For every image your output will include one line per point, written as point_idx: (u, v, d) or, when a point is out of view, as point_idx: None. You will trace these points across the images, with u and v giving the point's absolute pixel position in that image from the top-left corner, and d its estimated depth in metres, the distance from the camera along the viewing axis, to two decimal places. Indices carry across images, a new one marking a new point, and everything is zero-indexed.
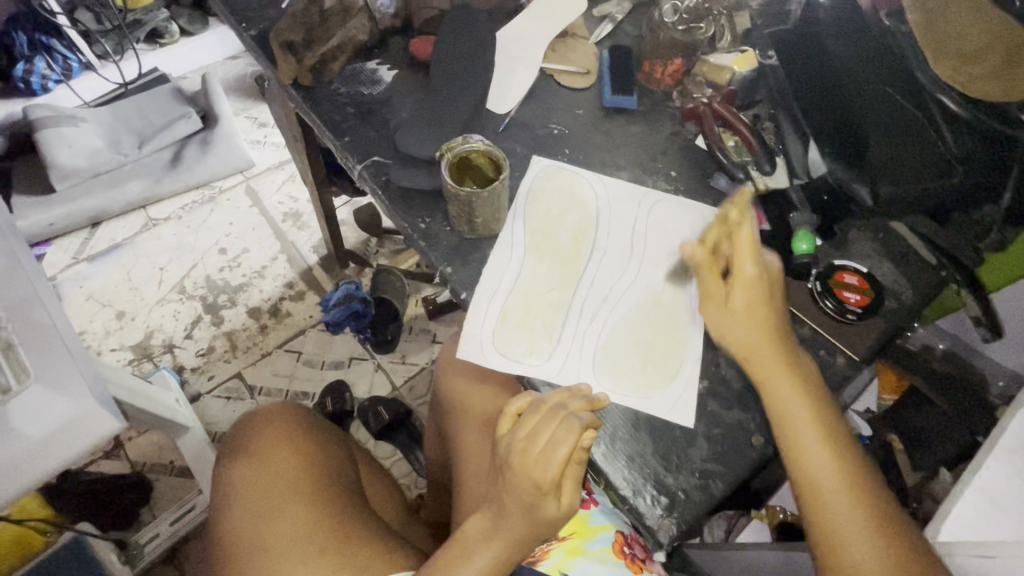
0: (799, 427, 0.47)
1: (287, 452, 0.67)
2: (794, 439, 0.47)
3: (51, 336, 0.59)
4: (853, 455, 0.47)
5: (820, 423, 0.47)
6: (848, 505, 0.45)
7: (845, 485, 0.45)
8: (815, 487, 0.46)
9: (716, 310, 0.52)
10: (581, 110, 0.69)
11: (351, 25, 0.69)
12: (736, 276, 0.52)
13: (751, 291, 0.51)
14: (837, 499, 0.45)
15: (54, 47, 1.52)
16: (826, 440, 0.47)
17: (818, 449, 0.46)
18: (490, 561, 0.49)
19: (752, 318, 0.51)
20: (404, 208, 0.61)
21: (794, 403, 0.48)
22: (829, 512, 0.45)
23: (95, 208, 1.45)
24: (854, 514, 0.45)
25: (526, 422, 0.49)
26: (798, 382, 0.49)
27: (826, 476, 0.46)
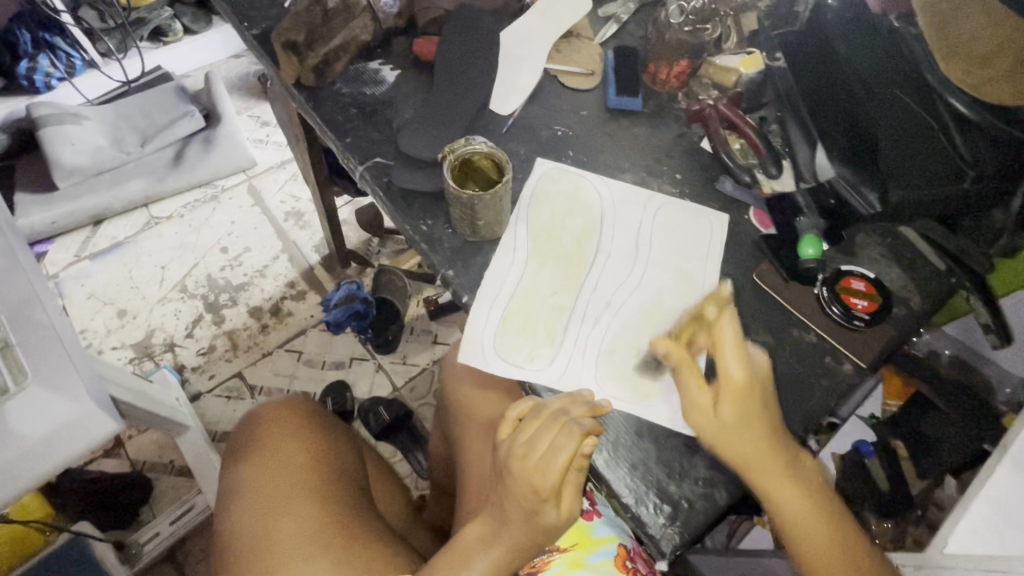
0: (773, 480, 0.46)
1: (300, 448, 0.67)
2: (771, 490, 0.47)
3: (50, 336, 0.59)
4: (818, 483, 0.48)
5: (791, 467, 0.47)
6: (823, 537, 0.46)
7: (818, 518, 0.47)
8: (787, 520, 0.47)
9: (712, 423, 0.47)
10: (585, 112, 0.68)
11: (354, 25, 0.69)
12: (724, 383, 0.47)
13: (741, 403, 0.47)
14: (813, 535, 0.46)
15: (57, 45, 1.53)
16: (795, 482, 0.47)
17: (791, 492, 0.47)
18: (489, 567, 0.49)
19: (740, 424, 0.47)
20: (406, 210, 0.60)
21: (767, 458, 0.47)
22: (808, 548, 0.46)
23: (97, 206, 1.45)
24: (828, 543, 0.46)
25: (527, 427, 0.49)
26: (771, 440, 0.47)
27: (801, 514, 0.46)
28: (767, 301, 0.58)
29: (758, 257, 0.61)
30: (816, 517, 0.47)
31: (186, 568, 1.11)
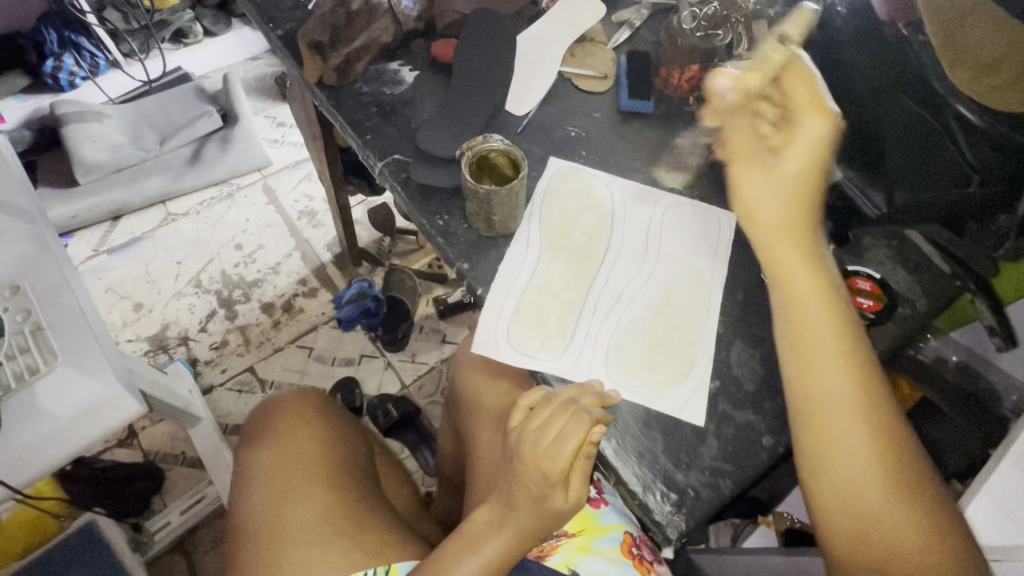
0: (809, 325, 0.48)
1: (307, 437, 0.69)
2: (804, 333, 0.48)
3: (77, 320, 0.61)
4: (867, 361, 0.47)
5: (837, 325, 0.48)
6: (850, 408, 0.46)
7: (851, 386, 0.46)
8: (802, 326, 0.49)
9: (755, 179, 0.52)
10: (598, 114, 0.70)
11: (375, 27, 0.71)
12: (795, 132, 0.50)
13: (797, 150, 0.50)
14: (839, 396, 0.46)
15: (82, 44, 1.57)
16: (838, 340, 0.47)
17: (828, 346, 0.47)
18: (497, 550, 0.50)
19: (782, 188, 0.51)
20: (422, 205, 0.62)
21: (805, 299, 0.49)
22: (825, 407, 0.46)
23: (116, 201, 1.48)
24: (848, 379, 0.46)
25: (537, 415, 0.50)
26: (808, 258, 0.50)
27: (833, 371, 0.46)
28: None
29: None
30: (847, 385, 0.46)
31: (195, 558, 1.12)
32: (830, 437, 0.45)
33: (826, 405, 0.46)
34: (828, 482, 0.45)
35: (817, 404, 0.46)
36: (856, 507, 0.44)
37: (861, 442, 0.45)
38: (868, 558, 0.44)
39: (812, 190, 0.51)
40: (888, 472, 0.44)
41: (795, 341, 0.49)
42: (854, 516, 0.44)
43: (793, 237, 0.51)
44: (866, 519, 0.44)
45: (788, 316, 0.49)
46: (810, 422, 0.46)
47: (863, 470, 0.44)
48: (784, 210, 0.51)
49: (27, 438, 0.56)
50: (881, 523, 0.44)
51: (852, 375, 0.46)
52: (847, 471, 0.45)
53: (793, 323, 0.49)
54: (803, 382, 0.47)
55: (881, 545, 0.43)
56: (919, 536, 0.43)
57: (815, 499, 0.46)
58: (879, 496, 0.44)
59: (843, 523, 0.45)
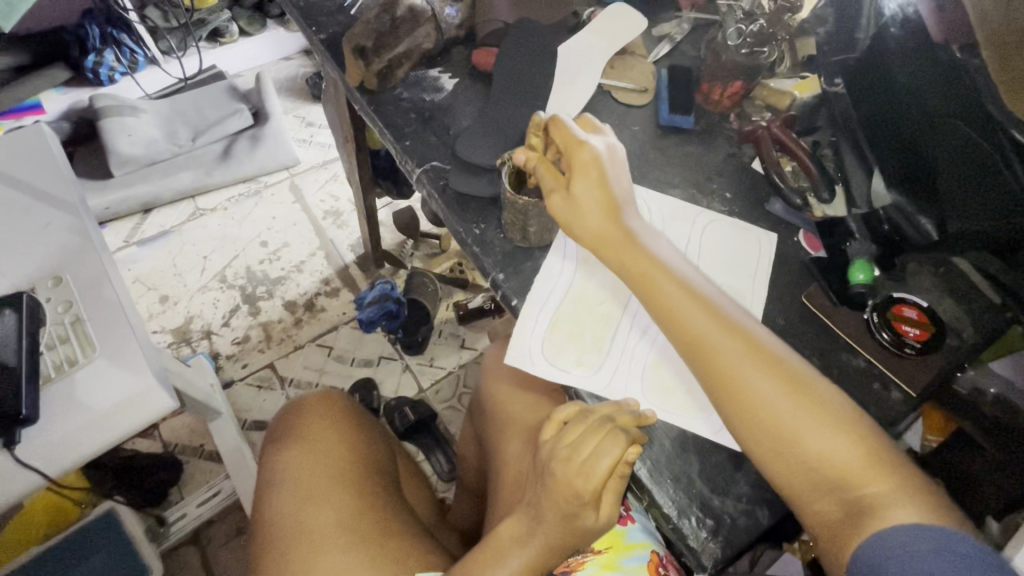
0: (674, 303, 0.48)
1: (336, 440, 0.69)
2: (673, 315, 0.47)
3: (117, 312, 0.62)
4: (736, 318, 0.47)
5: (695, 295, 0.48)
6: (765, 385, 0.43)
7: (736, 348, 0.45)
8: (685, 329, 0.47)
9: (563, 202, 0.52)
10: (637, 127, 0.70)
11: (418, 34, 0.71)
12: (574, 165, 0.52)
13: (585, 178, 0.51)
14: (730, 365, 0.44)
15: (123, 40, 1.60)
16: (703, 307, 0.47)
17: (697, 316, 0.47)
18: (523, 565, 0.49)
19: (586, 198, 0.51)
20: (459, 213, 0.62)
21: (660, 275, 0.49)
22: (728, 377, 0.44)
23: (148, 194, 1.51)
24: (750, 361, 0.44)
25: (571, 431, 0.49)
26: (638, 247, 0.50)
27: (714, 340, 0.45)
28: (813, 322, 0.58)
29: (806, 278, 0.61)
30: (736, 349, 0.45)
31: (210, 551, 1.13)
32: (750, 404, 0.43)
33: (726, 376, 0.44)
34: (767, 452, 0.43)
35: (717, 378, 0.45)
36: (803, 463, 0.41)
37: (795, 416, 0.42)
38: (845, 513, 0.40)
39: (615, 199, 0.52)
40: (816, 415, 0.42)
41: (670, 327, 0.47)
42: (807, 474, 0.41)
43: (625, 234, 0.51)
44: (817, 475, 0.41)
45: (653, 299, 0.49)
46: (721, 396, 0.45)
47: (793, 426, 0.42)
48: (601, 225, 0.51)
49: (64, 428, 0.57)
50: (836, 469, 0.41)
51: (735, 340, 0.45)
52: (777, 430, 0.42)
53: (662, 309, 0.48)
54: (696, 360, 0.46)
55: (847, 491, 0.40)
56: (877, 465, 0.40)
57: (768, 468, 0.43)
58: (816, 442, 0.41)
59: (807, 488, 0.41)
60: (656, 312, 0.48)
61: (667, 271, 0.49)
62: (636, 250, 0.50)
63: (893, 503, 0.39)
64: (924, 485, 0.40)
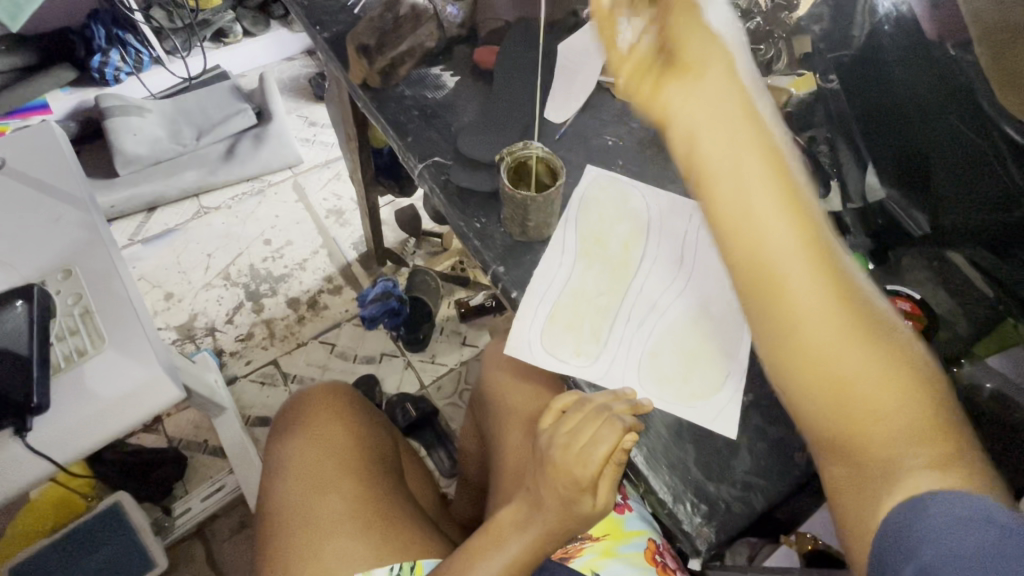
0: (754, 208, 0.38)
1: (341, 430, 0.70)
2: (746, 224, 0.38)
3: (125, 306, 0.63)
4: (801, 196, 0.38)
5: (788, 199, 0.37)
6: (812, 282, 0.36)
7: (791, 232, 0.37)
8: (735, 189, 0.38)
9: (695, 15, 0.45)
10: (635, 124, 0.71)
11: (420, 32, 0.73)
12: None
13: None
14: (781, 259, 0.37)
15: (128, 41, 1.61)
16: (764, 174, 0.38)
17: (781, 223, 0.37)
18: (522, 550, 0.50)
19: (699, 26, 0.44)
20: (461, 208, 0.63)
21: (718, 125, 0.40)
22: (772, 268, 0.37)
23: (153, 193, 1.53)
24: (804, 256, 0.36)
25: (569, 419, 0.50)
26: (744, 120, 0.39)
27: (767, 219, 0.37)
28: None
29: None
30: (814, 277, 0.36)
31: (214, 546, 1.14)
32: (788, 306, 0.36)
33: (774, 272, 0.37)
34: (807, 390, 0.37)
35: (776, 306, 0.37)
36: (839, 387, 0.36)
37: (838, 332, 0.36)
38: (868, 458, 0.35)
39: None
40: (864, 341, 0.36)
41: (735, 238, 0.38)
42: (835, 401, 0.36)
43: (726, 102, 0.40)
44: (863, 428, 0.35)
45: (703, 151, 0.40)
46: (760, 294, 0.38)
47: (851, 371, 0.35)
48: (710, 82, 0.41)
49: (73, 417, 0.58)
50: (873, 405, 0.35)
51: (816, 259, 0.36)
52: (815, 348, 0.36)
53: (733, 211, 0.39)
54: (758, 281, 0.38)
55: (875, 433, 0.35)
56: (930, 436, 0.34)
57: (790, 387, 0.38)
58: (857, 368, 0.35)
59: (843, 439, 0.36)
60: (701, 172, 0.40)
61: (763, 162, 0.38)
62: (722, 126, 0.39)
63: (925, 458, 0.34)
64: (967, 445, 0.34)
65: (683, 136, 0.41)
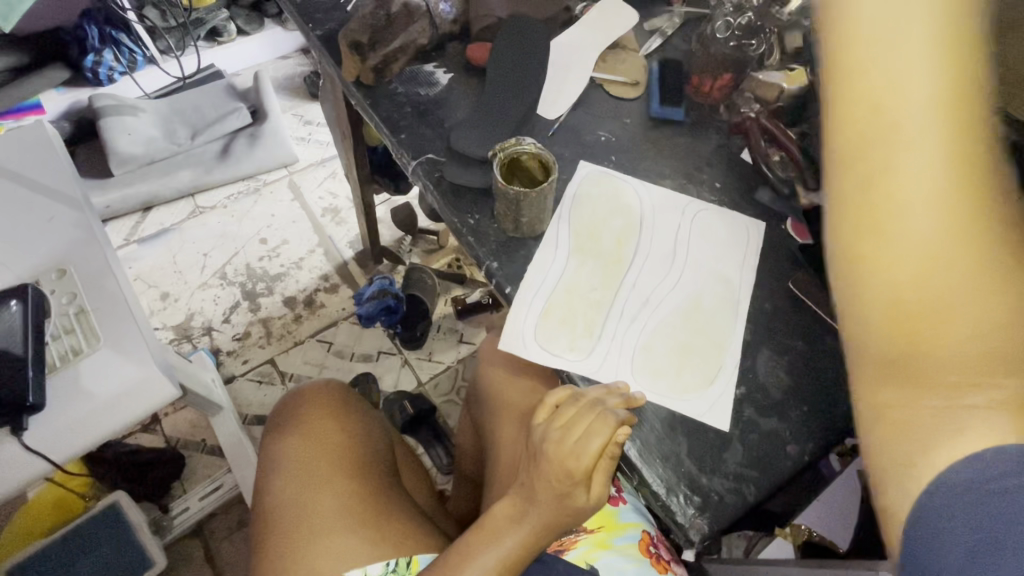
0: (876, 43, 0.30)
1: (335, 428, 0.70)
2: (858, 56, 0.30)
3: (119, 305, 0.63)
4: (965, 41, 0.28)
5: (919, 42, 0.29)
6: (923, 153, 0.28)
7: (920, 84, 0.28)
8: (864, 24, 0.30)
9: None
10: (628, 120, 0.71)
11: (413, 29, 0.73)
12: None
13: None
14: (896, 117, 0.29)
15: (121, 40, 1.61)
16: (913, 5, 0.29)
17: (915, 70, 0.28)
18: (516, 544, 0.50)
19: None
20: (454, 204, 0.64)
21: None
22: (877, 124, 0.29)
23: (149, 192, 1.53)
24: (933, 114, 0.28)
25: (563, 413, 0.50)
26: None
27: (896, 61, 0.29)
28: (803, 309, 0.58)
29: (794, 265, 0.62)
30: (937, 133, 0.28)
31: (212, 545, 1.14)
32: (884, 175, 0.29)
33: (879, 127, 0.29)
34: (866, 268, 0.30)
35: (860, 152, 0.30)
36: (912, 284, 0.29)
37: (938, 216, 0.28)
38: (913, 378, 0.29)
39: None
40: (966, 242, 0.28)
41: (858, 69, 0.30)
42: (904, 302, 0.29)
43: None
44: (929, 327, 0.28)
45: None
46: (854, 154, 0.30)
47: (925, 254, 0.28)
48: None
49: (69, 416, 0.58)
50: (949, 321, 0.28)
51: (946, 110, 0.28)
52: (896, 228, 0.29)
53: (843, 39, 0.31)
54: (861, 126, 0.30)
55: (942, 354, 0.28)
56: (1016, 363, 0.27)
57: (844, 269, 0.31)
58: (945, 269, 0.28)
59: (899, 334, 0.29)
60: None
61: None
62: None
63: (986, 404, 0.27)
64: None
65: None
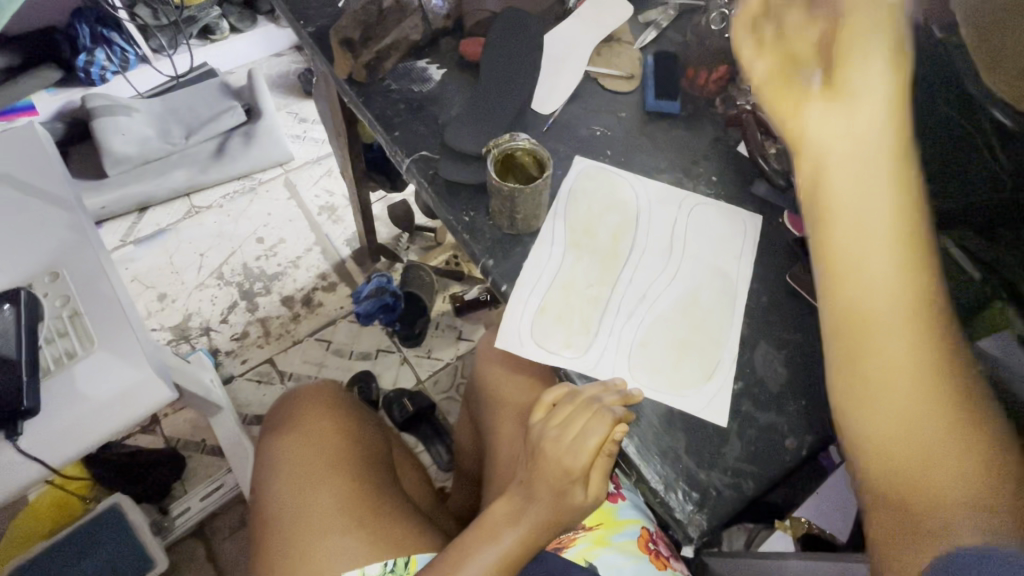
0: (854, 209, 0.39)
1: (331, 427, 0.70)
2: (844, 213, 0.39)
3: (114, 307, 0.63)
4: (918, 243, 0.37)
5: (879, 214, 0.38)
6: (896, 323, 0.36)
7: (888, 271, 0.37)
8: (843, 223, 0.39)
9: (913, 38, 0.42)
10: (623, 114, 0.70)
11: (406, 25, 0.72)
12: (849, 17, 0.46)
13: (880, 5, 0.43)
14: (871, 294, 0.37)
15: (113, 39, 1.61)
16: (878, 211, 0.38)
17: (881, 260, 0.37)
18: (515, 542, 0.50)
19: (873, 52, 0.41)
20: (449, 201, 0.63)
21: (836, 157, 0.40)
22: (855, 297, 0.38)
23: (144, 193, 1.52)
24: (897, 291, 0.36)
25: (560, 411, 0.50)
26: (905, 131, 0.39)
27: (866, 251, 0.38)
28: (801, 302, 0.58)
29: (792, 258, 0.62)
30: (899, 296, 0.36)
31: (215, 543, 1.15)
32: (863, 337, 0.37)
33: (855, 305, 0.37)
34: (854, 407, 0.37)
35: (844, 285, 0.38)
36: (895, 426, 0.35)
37: (908, 371, 0.35)
38: (902, 504, 0.35)
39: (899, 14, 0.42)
40: (930, 395, 0.35)
41: (839, 256, 0.39)
42: (891, 442, 0.35)
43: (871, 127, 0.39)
44: (902, 432, 0.35)
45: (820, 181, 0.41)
46: (840, 322, 0.38)
47: (902, 375, 0.35)
48: (883, 75, 0.40)
49: (64, 420, 0.58)
50: (924, 458, 0.34)
51: (909, 286, 0.36)
52: (874, 376, 0.36)
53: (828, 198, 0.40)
54: (848, 298, 0.38)
55: (920, 482, 0.34)
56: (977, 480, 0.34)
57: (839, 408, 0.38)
58: (915, 416, 0.35)
59: (871, 435, 0.36)
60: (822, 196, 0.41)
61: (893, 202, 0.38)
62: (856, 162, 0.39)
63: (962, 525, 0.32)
64: None
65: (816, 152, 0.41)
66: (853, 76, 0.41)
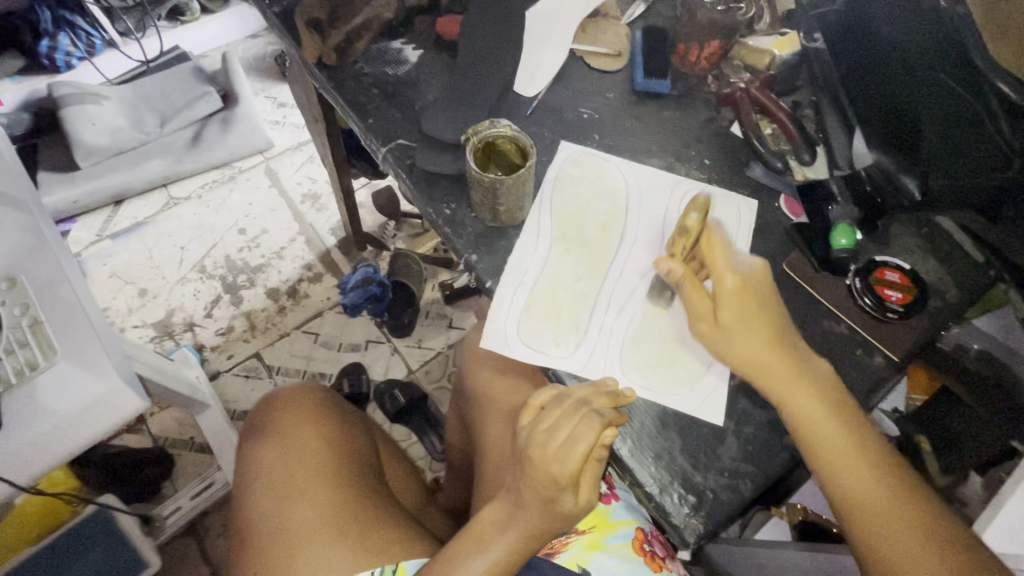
0: (789, 381, 0.46)
1: (311, 432, 0.68)
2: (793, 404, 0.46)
3: (78, 314, 0.59)
4: (846, 410, 0.47)
5: (799, 371, 0.47)
6: (872, 481, 0.44)
7: (844, 442, 0.45)
8: (802, 414, 0.46)
9: (723, 246, 0.49)
10: (612, 94, 0.67)
11: (376, 3, 0.67)
12: (720, 289, 0.48)
13: (734, 307, 0.47)
14: (843, 463, 0.45)
15: (76, 23, 1.52)
16: (818, 399, 0.46)
17: (835, 431, 0.45)
18: (505, 550, 0.48)
19: (749, 333, 0.47)
20: (427, 194, 0.60)
21: (775, 362, 0.47)
22: (831, 467, 0.45)
23: (117, 186, 1.45)
24: (856, 453, 0.45)
25: (547, 415, 0.48)
26: (773, 341, 0.47)
27: (822, 429, 0.45)
28: (794, 293, 0.57)
29: (788, 244, 0.60)
30: (864, 462, 0.45)
31: (207, 543, 1.12)
32: (856, 495, 0.44)
33: (834, 475, 0.45)
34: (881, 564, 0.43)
35: (823, 463, 0.45)
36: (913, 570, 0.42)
37: (895, 514, 0.43)
38: None
39: (760, 304, 0.48)
40: (920, 532, 0.43)
41: (817, 444, 0.45)
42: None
43: (764, 348, 0.47)
44: (900, 534, 0.43)
45: (764, 378, 0.47)
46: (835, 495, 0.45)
47: (876, 492, 0.44)
48: (742, 350, 0.47)
49: (27, 435, 0.55)
50: None
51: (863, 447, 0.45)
52: (881, 535, 0.43)
53: (756, 363, 0.47)
54: (833, 474, 0.45)
55: None
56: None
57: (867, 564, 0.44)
58: (918, 552, 0.42)
59: (880, 543, 0.43)
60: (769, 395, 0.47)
61: (820, 385, 0.47)
62: (780, 361, 0.47)
63: None
64: None
65: (756, 375, 0.47)
66: (722, 350, 0.48)
